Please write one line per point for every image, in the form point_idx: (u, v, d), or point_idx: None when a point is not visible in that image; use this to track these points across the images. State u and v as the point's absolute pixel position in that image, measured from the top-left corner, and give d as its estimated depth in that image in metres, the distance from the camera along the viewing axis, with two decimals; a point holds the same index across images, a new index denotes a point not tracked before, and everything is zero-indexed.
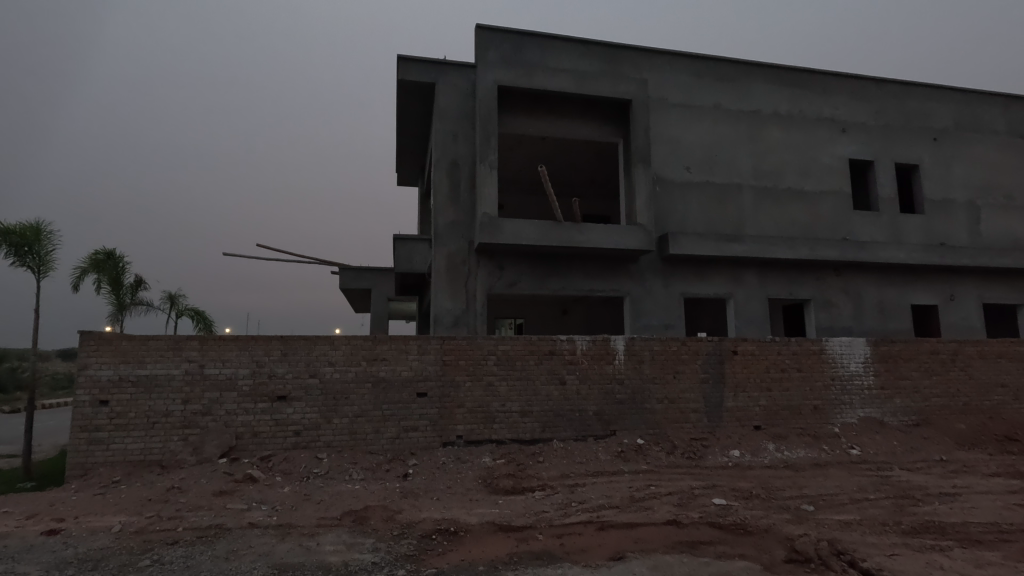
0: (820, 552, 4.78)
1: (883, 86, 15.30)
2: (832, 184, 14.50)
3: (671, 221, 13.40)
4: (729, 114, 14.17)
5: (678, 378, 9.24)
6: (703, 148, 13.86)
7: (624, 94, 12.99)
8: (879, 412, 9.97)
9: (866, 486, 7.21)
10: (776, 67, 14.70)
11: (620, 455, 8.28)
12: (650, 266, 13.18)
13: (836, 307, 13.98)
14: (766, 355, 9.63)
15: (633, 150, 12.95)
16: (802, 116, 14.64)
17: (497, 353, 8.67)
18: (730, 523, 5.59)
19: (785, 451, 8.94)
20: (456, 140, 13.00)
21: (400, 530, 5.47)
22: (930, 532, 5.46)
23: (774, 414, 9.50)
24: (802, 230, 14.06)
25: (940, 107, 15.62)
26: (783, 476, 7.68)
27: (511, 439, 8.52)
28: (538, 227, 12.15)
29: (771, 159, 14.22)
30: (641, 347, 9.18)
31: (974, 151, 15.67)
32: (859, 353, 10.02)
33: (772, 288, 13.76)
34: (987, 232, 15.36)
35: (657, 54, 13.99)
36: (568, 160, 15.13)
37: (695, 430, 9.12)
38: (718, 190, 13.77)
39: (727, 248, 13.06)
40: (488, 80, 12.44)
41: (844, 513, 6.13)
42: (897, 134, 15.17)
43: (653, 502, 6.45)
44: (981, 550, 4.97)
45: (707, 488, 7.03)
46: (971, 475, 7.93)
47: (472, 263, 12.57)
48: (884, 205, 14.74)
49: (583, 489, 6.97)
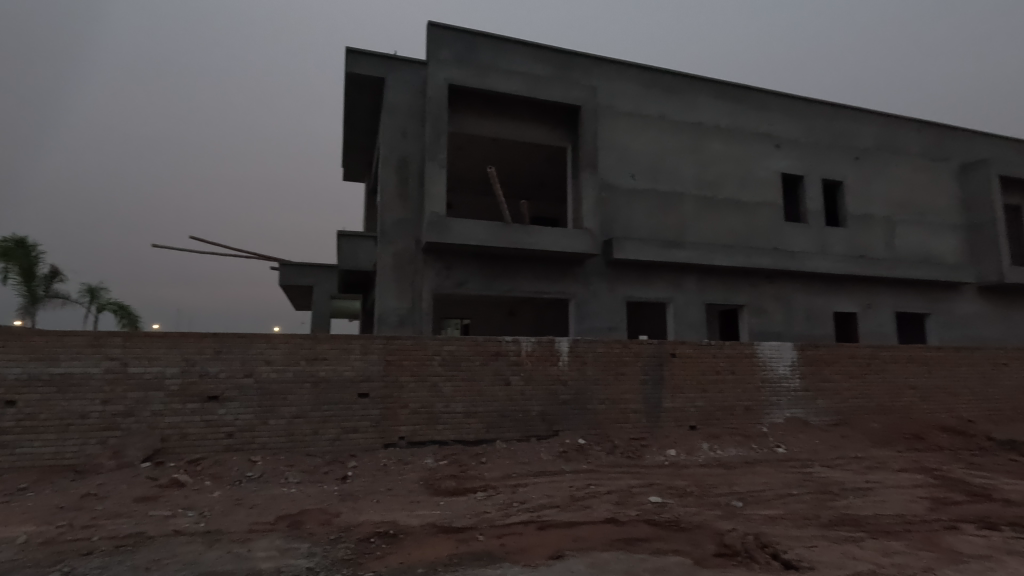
0: (746, 546, 5.02)
1: (814, 106, 16.30)
2: (767, 196, 15.27)
3: (617, 226, 13.74)
4: (674, 125, 14.68)
5: (620, 379, 9.48)
6: (649, 156, 14.30)
7: (574, 100, 13.19)
8: (804, 412, 10.59)
9: (790, 482, 7.64)
10: (718, 81, 15.36)
11: (562, 455, 8.39)
12: (595, 270, 13.45)
13: (768, 313, 14.74)
14: (702, 358, 10.04)
15: (582, 155, 13.17)
16: (741, 129, 15.36)
17: (442, 353, 8.60)
18: (665, 520, 5.78)
19: (718, 450, 9.24)
20: (405, 137, 12.83)
21: (337, 534, 5.33)
22: (845, 525, 5.84)
23: (709, 415, 9.90)
24: (739, 238, 14.74)
25: (862, 128, 16.79)
26: (717, 474, 8.00)
27: (454, 440, 8.46)
28: (487, 228, 12.15)
29: (712, 170, 14.83)
30: (585, 348, 9.36)
31: (892, 170, 16.92)
32: (787, 357, 10.62)
33: (710, 293, 14.35)
34: (901, 245, 16.60)
35: (606, 62, 14.32)
36: (518, 163, 15.26)
37: (635, 430, 9.37)
38: (662, 197, 14.22)
39: (669, 253, 13.51)
40: (439, 78, 12.32)
41: (769, 508, 6.48)
42: (825, 152, 16.18)
43: (592, 501, 6.58)
44: (888, 539, 5.37)
45: (645, 486, 7.23)
46: (882, 470, 8.55)
47: (419, 262, 12.44)
48: (812, 218, 15.67)
49: (525, 489, 7.01)
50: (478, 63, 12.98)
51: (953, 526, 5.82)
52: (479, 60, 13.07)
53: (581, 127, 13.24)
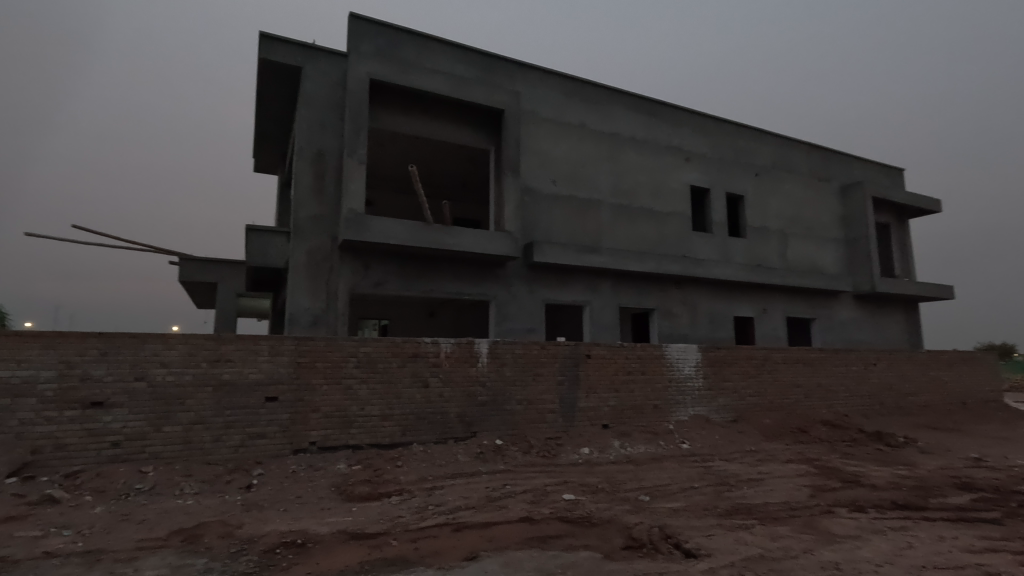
0: (652, 538, 5.29)
1: (719, 124, 17.50)
2: (676, 206, 16.18)
3: (537, 230, 14.00)
4: (593, 134, 15.20)
5: (537, 380, 9.66)
6: (569, 163, 14.70)
7: (498, 103, 13.30)
8: (706, 409, 11.32)
9: (692, 476, 8.14)
10: (634, 95, 16.09)
11: (479, 456, 8.42)
12: (515, 272, 13.62)
13: (675, 317, 15.62)
14: (615, 359, 10.46)
15: (504, 158, 13.31)
16: (654, 142, 16.19)
17: (357, 355, 8.35)
18: (577, 517, 5.97)
19: (628, 447, 9.64)
20: (322, 130, 12.34)
21: (239, 546, 5.02)
22: (739, 513, 6.32)
23: (620, 414, 10.33)
24: (651, 245, 15.50)
25: (761, 148, 18.24)
26: (626, 471, 8.36)
27: (369, 444, 8.24)
28: (408, 227, 11.96)
29: (627, 179, 15.51)
30: (503, 350, 9.45)
31: (785, 188, 18.51)
32: (691, 358, 11.33)
33: (623, 297, 14.98)
34: (792, 256, 18.19)
35: (529, 68, 14.58)
36: (441, 163, 15.16)
37: (550, 430, 9.59)
38: (580, 204, 14.66)
39: (587, 258, 13.95)
40: (360, 72, 11.97)
41: (673, 501, 6.86)
42: (728, 167, 17.41)
43: (508, 500, 6.66)
44: (776, 525, 5.86)
45: (559, 484, 7.42)
46: (772, 462, 9.32)
47: (335, 260, 12.01)
48: (716, 229, 16.80)
49: (441, 491, 6.95)
50: (401, 60, 12.77)
51: (829, 511, 6.46)
52: (402, 57, 12.86)
53: (504, 130, 13.37)
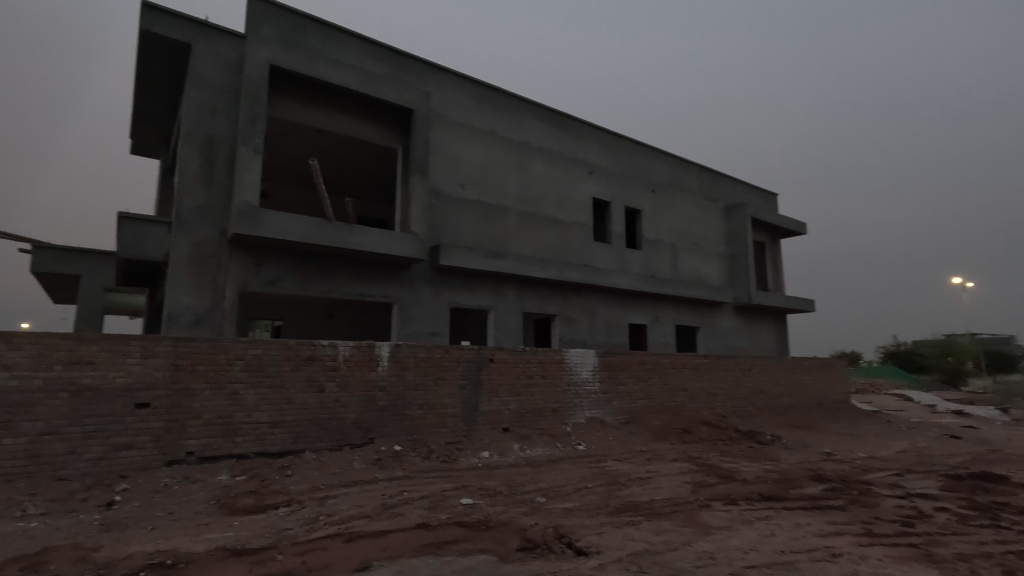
0: (546, 538, 5.43)
1: (621, 141, 18.47)
2: (579, 217, 16.81)
3: (444, 233, 13.92)
4: (502, 141, 15.41)
5: (439, 384, 9.57)
6: (478, 168, 14.77)
7: (408, 102, 13.08)
8: (601, 412, 11.83)
9: (586, 476, 8.46)
10: (543, 107, 16.56)
11: (376, 463, 8.16)
12: (420, 274, 13.43)
13: (576, 323, 16.21)
14: (517, 363, 10.64)
15: (412, 158, 13.11)
16: (561, 154, 16.74)
17: (246, 358, 7.80)
18: (474, 521, 5.97)
19: (527, 450, 9.81)
20: (214, 114, 11.43)
21: (95, 572, 4.46)
22: (627, 511, 6.66)
23: (521, 417, 10.51)
24: (555, 253, 15.96)
25: (657, 166, 19.50)
26: (524, 473, 8.51)
27: (255, 453, 7.71)
28: (307, 223, 11.40)
29: (534, 188, 15.88)
30: (405, 353, 9.27)
31: (678, 205, 19.91)
32: (589, 362, 11.81)
33: (527, 302, 15.29)
34: (683, 268, 19.56)
35: (440, 70, 14.49)
36: (346, 159, 14.64)
37: (451, 434, 9.53)
38: (487, 209, 14.78)
39: (493, 263, 14.08)
40: (259, 56, 11.23)
41: (567, 501, 7.09)
42: (628, 183, 18.41)
43: (404, 507, 6.52)
44: (660, 520, 6.25)
45: (458, 489, 7.39)
46: (659, 461, 9.92)
47: (223, 255, 11.15)
48: (616, 240, 17.68)
49: (333, 501, 6.64)
50: (305, 48, 12.18)
51: (706, 504, 7.00)
52: (307, 45, 12.27)
53: (413, 130, 13.18)
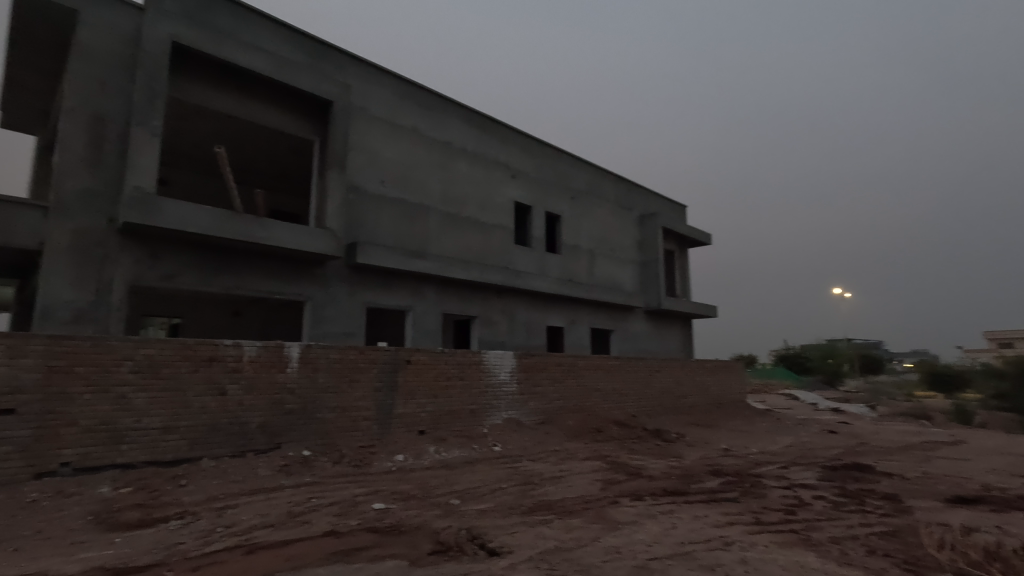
0: (458, 541, 5.40)
1: (543, 147, 18.85)
2: (501, 219, 16.95)
3: (362, 230, 13.52)
4: (425, 140, 15.22)
5: (352, 387, 9.26)
6: (399, 166, 14.49)
7: (327, 93, 12.59)
8: (518, 413, 11.98)
9: (501, 477, 8.52)
10: (467, 108, 16.56)
11: (283, 469, 7.75)
12: (335, 272, 12.94)
13: (495, 325, 16.30)
14: (435, 364, 10.53)
15: (330, 152, 12.63)
16: (484, 156, 16.80)
17: (135, 358, 7.15)
18: (385, 526, 5.83)
19: (443, 452, 9.71)
20: (103, 90, 10.38)
21: None
22: (540, 509, 6.79)
23: (437, 419, 10.41)
24: (476, 255, 15.98)
25: (577, 174, 20.10)
26: (440, 476, 8.43)
27: (144, 462, 7.08)
28: (212, 215, 10.67)
29: (456, 188, 15.82)
30: (317, 354, 8.89)
31: (595, 212, 20.62)
32: (507, 364, 11.93)
33: (446, 304, 15.18)
34: (599, 273, 20.25)
35: (362, 63, 14.08)
36: (257, 148, 13.86)
37: (364, 438, 9.25)
38: (408, 207, 14.53)
39: (412, 263, 13.86)
40: (158, 31, 10.34)
41: (482, 502, 7.11)
42: (549, 188, 18.82)
43: (312, 514, 6.25)
44: (571, 518, 6.41)
45: (369, 494, 7.18)
46: (572, 460, 10.20)
47: (112, 245, 10.15)
48: (535, 244, 18.00)
49: (233, 511, 6.22)
50: (214, 27, 11.39)
51: (615, 501, 7.29)
52: (216, 25, 11.50)
53: (332, 123, 12.70)
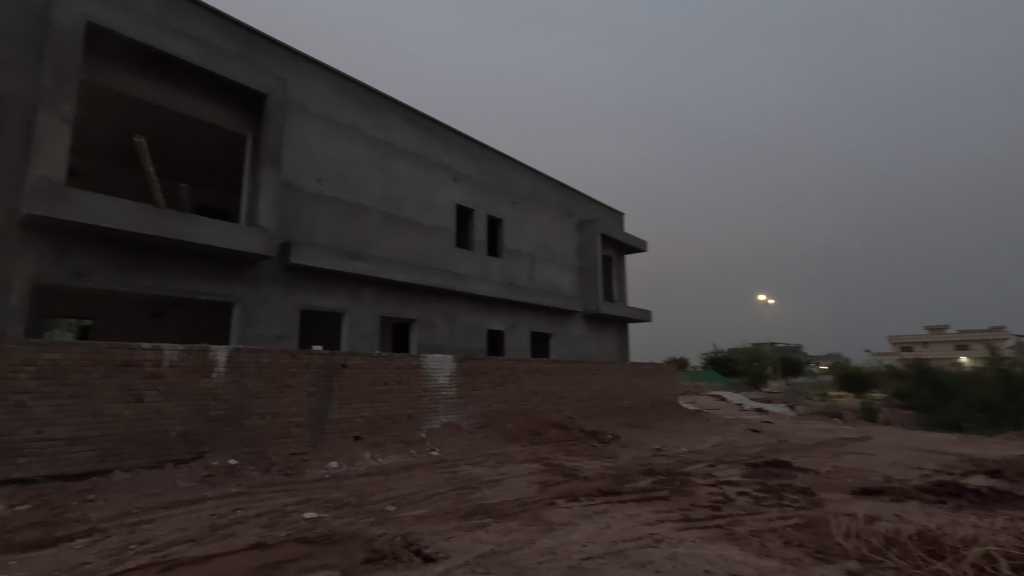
0: (393, 548, 5.30)
1: (485, 151, 18.90)
2: (442, 222, 16.82)
3: (297, 230, 13.06)
4: (365, 139, 14.89)
5: (284, 392, 8.91)
6: (337, 164, 14.10)
7: (261, 86, 12.08)
8: (457, 417, 11.91)
9: (438, 482, 8.43)
10: (409, 108, 16.36)
11: (205, 480, 7.33)
12: (267, 273, 12.41)
13: (434, 328, 16.15)
14: (372, 368, 10.31)
15: (263, 147, 12.12)
16: (426, 157, 16.64)
17: (38, 363, 6.58)
18: (316, 536, 5.63)
19: (379, 458, 9.49)
20: (5, 69, 9.48)
21: None
22: (477, 513, 6.78)
23: (374, 424, 10.17)
24: (416, 257, 15.77)
25: (518, 179, 20.28)
26: (375, 482, 8.24)
27: (47, 476, 6.52)
28: (130, 209, 9.98)
29: (397, 189, 15.57)
30: (246, 358, 8.49)
31: (537, 217, 20.87)
32: (446, 368, 11.86)
33: (385, 306, 14.89)
34: (539, 277, 20.49)
35: (299, 57, 13.62)
36: (183, 140, 13.10)
37: (296, 445, 8.90)
38: (346, 207, 14.16)
39: (349, 264, 13.50)
40: (71, 9, 9.56)
41: (418, 508, 7.01)
42: (491, 192, 18.88)
43: (238, 526, 5.95)
44: (508, 521, 6.45)
45: (301, 503, 6.92)
46: (510, 463, 10.24)
47: (13, 239, 9.30)
48: (477, 247, 18.00)
49: (148, 526, 5.83)
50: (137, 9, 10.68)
51: (551, 502, 7.39)
52: (139, 7, 10.79)
53: (266, 117, 12.20)
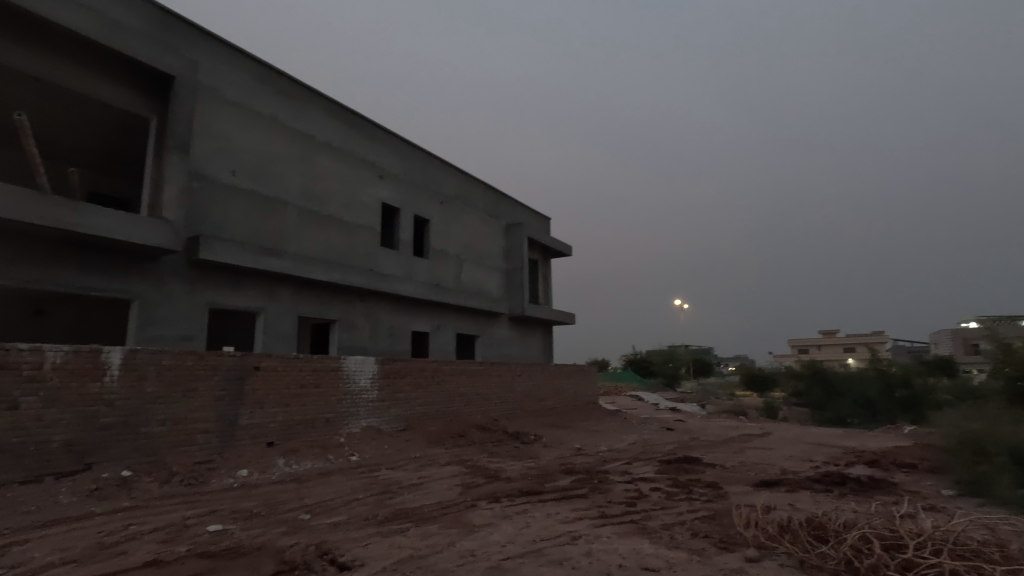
0: (306, 558, 5.07)
1: (413, 150, 18.61)
2: (367, 220, 16.38)
3: (206, 223, 12.24)
4: (285, 131, 14.22)
5: (188, 397, 8.30)
6: (253, 155, 13.36)
7: (169, 68, 11.22)
8: (378, 420, 11.61)
9: (357, 487, 8.19)
10: (334, 102, 15.82)
11: (93, 494, 6.67)
12: (171, 268, 11.51)
13: (356, 329, 15.67)
14: (288, 371, 9.83)
15: (170, 134, 11.28)
16: (351, 153, 16.15)
17: None
18: (221, 550, 5.29)
19: (293, 464, 9.06)
20: None
21: None
22: (397, 518, 6.64)
23: (288, 429, 9.70)
24: (338, 255, 15.25)
25: (446, 180, 20.14)
26: (289, 490, 7.86)
27: None
28: (8, 193, 8.93)
29: (319, 184, 14.98)
30: (145, 361, 7.84)
31: (464, 219, 20.81)
32: (367, 370, 11.55)
33: (303, 306, 14.27)
34: (465, 278, 20.44)
35: (213, 39, 12.79)
36: (76, 121, 11.92)
37: (201, 453, 8.31)
38: (263, 201, 13.44)
39: (265, 261, 12.83)
40: None
41: (334, 515, 6.76)
42: (418, 192, 18.63)
43: (130, 543, 5.47)
44: (428, 525, 6.37)
45: (204, 515, 6.47)
46: (432, 466, 10.12)
47: None
48: (402, 247, 17.67)
49: (21, 548, 5.21)
50: None
51: (473, 504, 7.38)
52: None
53: (174, 101, 11.36)
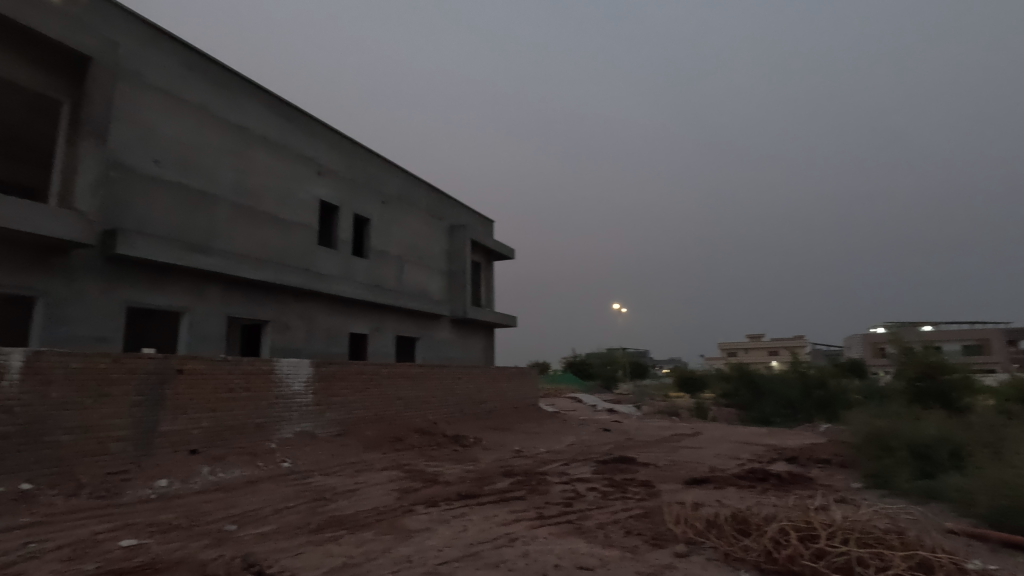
0: (230, 571, 4.82)
1: (354, 147, 18.14)
2: (304, 217, 15.81)
3: (125, 216, 11.44)
4: (215, 121, 13.51)
5: (101, 403, 7.71)
6: (180, 145, 12.60)
7: (86, 48, 10.41)
8: (312, 425, 11.21)
9: (288, 495, 7.86)
10: (269, 93, 15.19)
11: None
12: (84, 264, 10.67)
13: (290, 330, 15.08)
14: (215, 374, 9.32)
15: (85, 119, 10.46)
16: (288, 147, 15.55)
17: None
18: (135, 566, 4.94)
19: (219, 473, 8.59)
20: None
21: None
22: (330, 526, 6.43)
23: (214, 436, 9.19)
24: (272, 253, 14.63)
25: (388, 178, 19.76)
26: (213, 500, 7.45)
27: None
28: None
29: (252, 179, 14.32)
30: (51, 364, 7.23)
31: (406, 219, 20.50)
32: (302, 373, 11.13)
33: (233, 306, 13.58)
34: (406, 279, 20.11)
35: (136, 21, 11.99)
36: None
37: (115, 463, 7.72)
38: (190, 195, 12.71)
39: (191, 258, 12.12)
40: None
41: (263, 525, 6.47)
42: (358, 190, 18.18)
43: (29, 563, 5.00)
44: (363, 531, 6.21)
45: (117, 529, 6.02)
46: (368, 471, 9.88)
47: None
48: (341, 246, 17.18)
49: None
50: None
51: (409, 509, 7.26)
52: None
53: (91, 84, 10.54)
